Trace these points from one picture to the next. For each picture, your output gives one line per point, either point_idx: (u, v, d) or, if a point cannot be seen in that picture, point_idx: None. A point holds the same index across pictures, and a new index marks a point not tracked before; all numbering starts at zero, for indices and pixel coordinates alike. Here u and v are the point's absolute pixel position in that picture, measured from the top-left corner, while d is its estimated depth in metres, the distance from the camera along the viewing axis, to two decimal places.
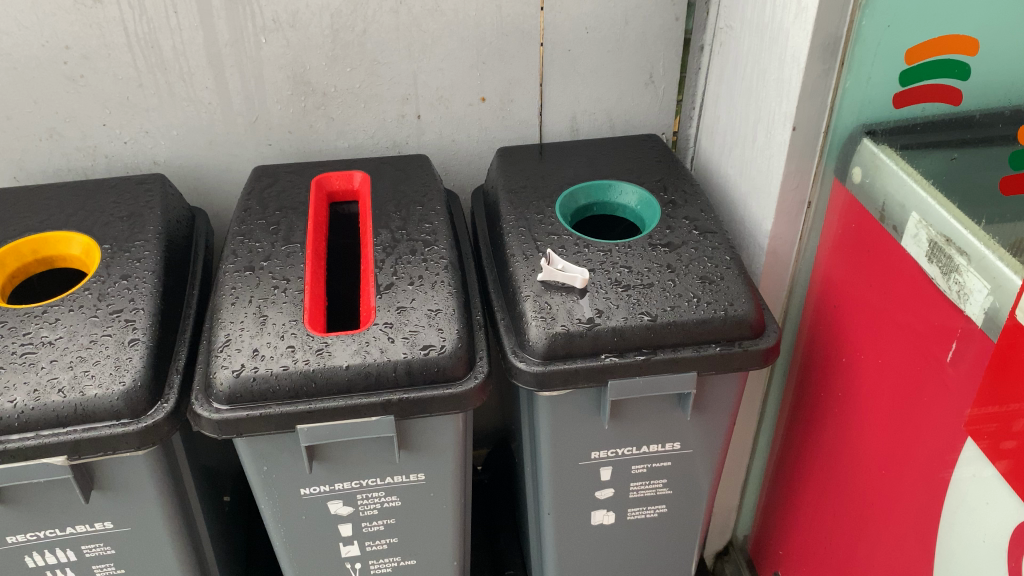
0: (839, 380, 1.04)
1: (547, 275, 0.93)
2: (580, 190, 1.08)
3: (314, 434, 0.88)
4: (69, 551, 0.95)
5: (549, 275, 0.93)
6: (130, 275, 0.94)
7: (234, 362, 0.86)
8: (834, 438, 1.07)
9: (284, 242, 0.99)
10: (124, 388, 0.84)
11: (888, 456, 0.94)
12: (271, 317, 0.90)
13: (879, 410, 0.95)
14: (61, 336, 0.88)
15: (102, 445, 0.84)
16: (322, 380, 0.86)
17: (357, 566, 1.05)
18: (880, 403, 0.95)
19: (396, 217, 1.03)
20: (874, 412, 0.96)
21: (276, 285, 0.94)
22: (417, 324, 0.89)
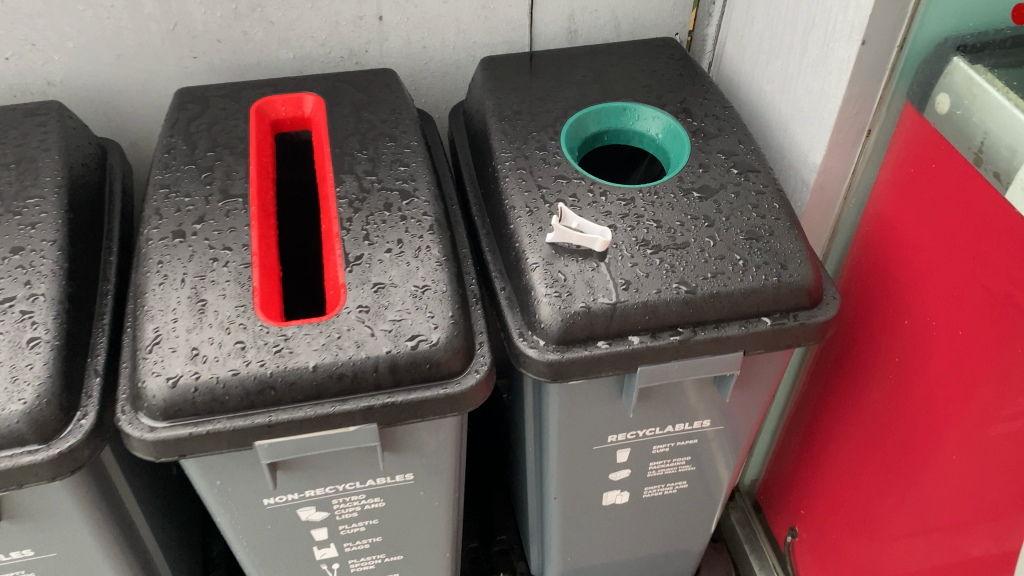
0: (890, 338, 0.89)
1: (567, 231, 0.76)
2: (590, 115, 0.88)
3: (276, 449, 0.70)
4: None
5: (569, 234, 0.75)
6: (23, 248, 0.73)
7: (168, 368, 0.67)
8: (879, 398, 0.93)
9: (221, 197, 0.78)
10: (25, 406, 0.65)
11: (955, 431, 0.81)
12: (212, 302, 0.71)
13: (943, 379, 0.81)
14: None
15: (3, 481, 0.65)
16: (284, 387, 0.68)
17: (334, 567, 0.90)
18: (949, 372, 0.80)
19: (361, 158, 0.82)
20: (938, 381, 0.82)
21: (215, 257, 0.73)
22: (401, 309, 0.71)
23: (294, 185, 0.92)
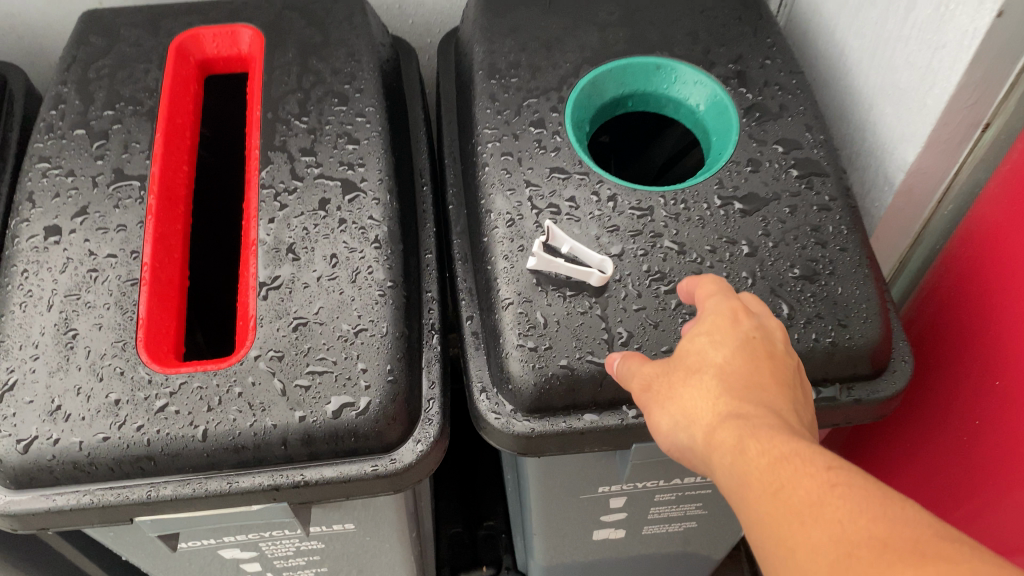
0: (934, 389, 0.70)
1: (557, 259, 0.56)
2: (611, 73, 0.67)
3: (162, 521, 0.56)
4: None
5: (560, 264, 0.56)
6: None
7: (19, 426, 0.53)
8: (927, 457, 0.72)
9: (112, 180, 0.60)
10: None
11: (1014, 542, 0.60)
12: (83, 335, 0.55)
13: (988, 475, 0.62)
14: None
15: None
16: (167, 459, 0.53)
17: None
18: (992, 462, 0.62)
19: (298, 129, 0.62)
20: (979, 468, 0.64)
21: (94, 268, 0.57)
22: (324, 358, 0.55)
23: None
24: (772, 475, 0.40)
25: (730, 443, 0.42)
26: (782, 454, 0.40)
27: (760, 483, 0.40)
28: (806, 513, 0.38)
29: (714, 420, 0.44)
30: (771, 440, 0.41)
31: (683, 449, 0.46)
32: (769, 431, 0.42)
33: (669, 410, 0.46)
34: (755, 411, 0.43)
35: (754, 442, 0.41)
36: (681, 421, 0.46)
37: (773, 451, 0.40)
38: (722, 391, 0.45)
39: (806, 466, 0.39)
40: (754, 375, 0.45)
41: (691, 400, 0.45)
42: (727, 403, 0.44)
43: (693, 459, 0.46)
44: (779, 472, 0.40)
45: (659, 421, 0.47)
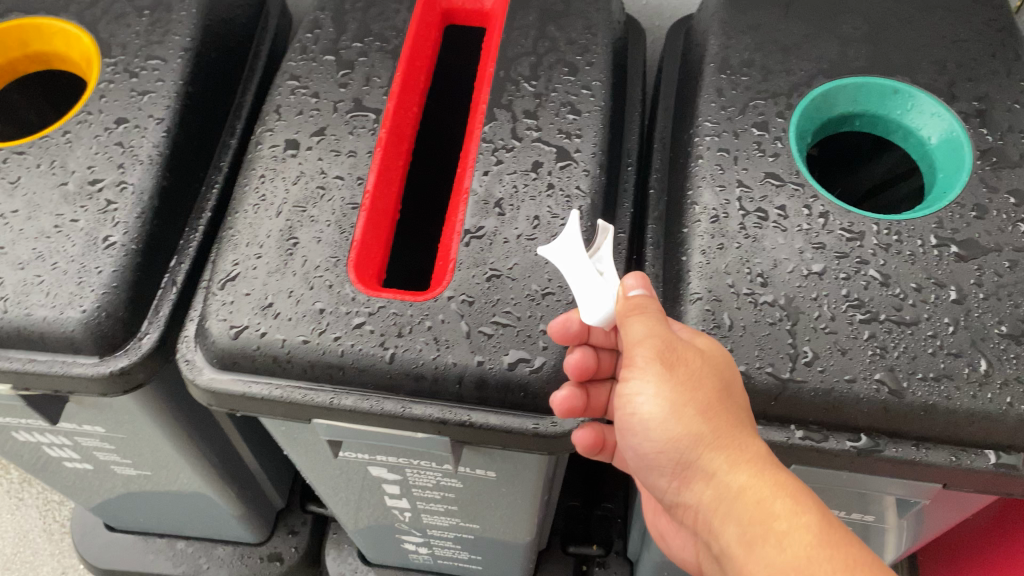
0: None
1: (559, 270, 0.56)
2: (845, 90, 0.66)
3: (335, 428, 0.60)
4: (61, 437, 0.77)
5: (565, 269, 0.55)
6: (128, 120, 0.64)
7: (235, 313, 0.58)
8: None
9: (351, 106, 0.64)
10: (82, 316, 0.59)
11: None
12: (302, 244, 0.60)
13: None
14: (19, 210, 0.62)
15: (53, 383, 0.60)
16: (354, 372, 0.57)
17: (407, 513, 0.83)
18: None
19: (525, 91, 0.64)
20: None
21: (322, 185, 0.61)
22: (510, 312, 0.57)
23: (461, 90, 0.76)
24: (791, 514, 0.50)
25: (751, 469, 0.51)
26: (788, 487, 0.50)
27: (776, 513, 0.50)
28: (818, 546, 0.48)
29: (722, 427, 0.52)
30: (784, 489, 0.50)
31: (663, 422, 0.53)
32: (776, 482, 0.51)
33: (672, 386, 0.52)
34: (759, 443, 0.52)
35: (761, 493, 0.51)
36: (679, 408, 0.52)
37: (779, 486, 0.50)
38: (731, 404, 0.52)
39: (808, 516, 0.50)
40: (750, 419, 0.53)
41: (694, 400, 0.52)
42: (730, 415, 0.52)
43: (669, 444, 0.54)
44: (784, 521, 0.49)
45: (655, 389, 0.53)
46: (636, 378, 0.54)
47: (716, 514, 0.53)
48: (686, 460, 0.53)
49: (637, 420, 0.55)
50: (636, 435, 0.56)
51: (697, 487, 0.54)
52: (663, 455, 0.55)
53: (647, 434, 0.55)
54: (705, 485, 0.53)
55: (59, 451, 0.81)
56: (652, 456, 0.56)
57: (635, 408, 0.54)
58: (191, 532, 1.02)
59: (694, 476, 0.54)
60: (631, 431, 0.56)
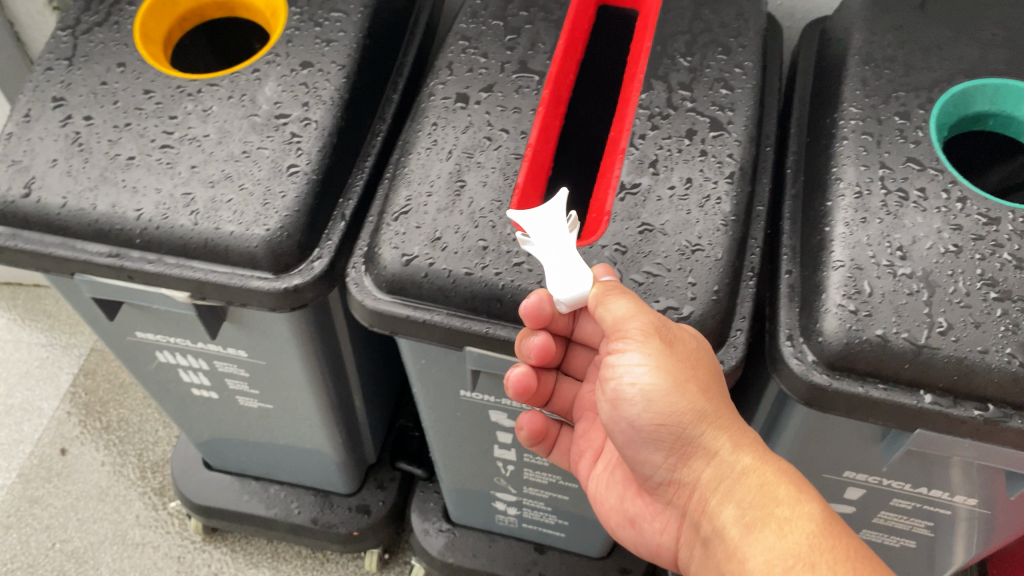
0: None
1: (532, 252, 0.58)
2: (982, 90, 0.69)
3: (483, 358, 0.65)
4: (200, 360, 0.82)
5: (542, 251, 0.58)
6: (312, 64, 0.70)
7: (406, 242, 0.63)
8: None
9: (518, 67, 0.69)
10: (265, 233, 0.64)
11: None
12: (469, 187, 0.64)
13: (610, 473, 0.73)
14: (211, 135, 0.67)
15: (230, 295, 0.66)
16: (511, 304, 0.62)
17: (509, 467, 0.88)
18: None
19: (681, 65, 0.69)
20: None
21: (489, 136, 0.66)
22: (660, 264, 0.60)
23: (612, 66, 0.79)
24: (794, 501, 0.54)
25: (751, 455, 0.56)
26: (793, 479, 0.56)
27: (780, 498, 0.55)
28: (823, 526, 0.53)
29: (724, 409, 0.57)
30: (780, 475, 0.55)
31: (663, 396, 0.56)
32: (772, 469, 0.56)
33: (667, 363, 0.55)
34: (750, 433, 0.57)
35: (760, 475, 0.56)
36: (682, 385, 0.56)
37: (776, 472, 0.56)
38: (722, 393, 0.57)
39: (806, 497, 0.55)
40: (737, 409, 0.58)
41: (695, 376, 0.56)
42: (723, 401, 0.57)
43: (670, 420, 0.57)
44: (783, 501, 0.54)
45: (649, 366, 0.56)
46: (626, 351, 0.56)
47: (716, 494, 0.57)
48: (687, 436, 0.57)
49: (636, 394, 0.57)
50: (630, 411, 0.58)
51: (696, 466, 0.58)
52: (655, 429, 0.58)
53: (645, 409, 0.57)
54: (707, 463, 0.57)
55: (192, 376, 0.86)
56: (645, 434, 0.59)
57: (634, 382, 0.57)
58: (285, 477, 1.07)
59: (695, 455, 0.58)
60: (624, 406, 0.59)
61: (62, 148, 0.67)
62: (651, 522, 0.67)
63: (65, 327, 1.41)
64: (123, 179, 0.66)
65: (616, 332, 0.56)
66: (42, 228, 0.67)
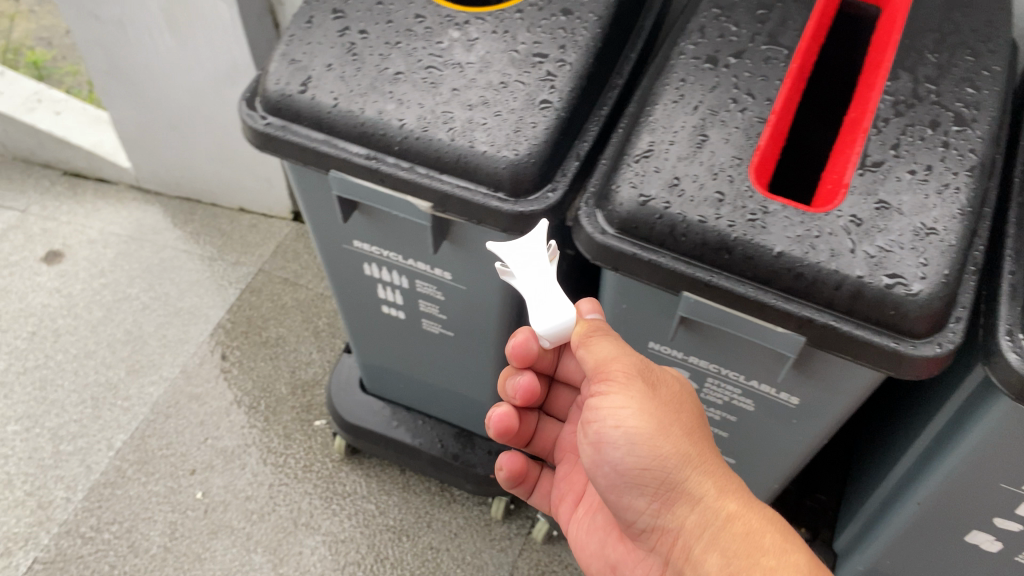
0: None
1: (515, 286, 0.61)
2: None
3: (696, 306, 0.67)
4: (403, 278, 0.89)
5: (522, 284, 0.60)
6: (572, 11, 0.75)
7: (645, 184, 0.66)
8: None
9: (767, 40, 0.72)
10: (513, 158, 0.68)
11: None
12: (711, 142, 0.67)
13: (588, 515, 0.81)
14: (473, 63, 0.72)
15: (468, 212, 0.71)
16: (739, 257, 0.63)
17: None
18: None
19: (929, 61, 0.71)
20: None
21: (734, 99, 0.69)
22: (893, 240, 0.62)
23: (850, 58, 0.81)
24: (779, 551, 0.57)
25: (736, 503, 0.59)
26: (774, 527, 0.59)
27: (765, 548, 0.57)
28: None
29: (704, 454, 0.61)
30: (761, 527, 0.59)
31: (647, 438, 0.59)
32: (755, 519, 0.59)
33: (645, 405, 0.60)
34: (731, 479, 0.61)
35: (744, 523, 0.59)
36: (665, 428, 0.59)
37: (758, 521, 0.59)
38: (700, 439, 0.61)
39: (788, 548, 0.58)
40: (717, 458, 0.62)
41: (676, 422, 0.60)
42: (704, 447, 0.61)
43: (654, 466, 0.59)
44: (767, 551, 0.57)
45: (631, 405, 0.59)
46: (608, 391, 0.60)
47: (700, 541, 0.60)
48: (668, 483, 0.60)
49: (619, 438, 0.60)
50: (613, 455, 0.61)
51: (680, 512, 0.60)
52: (636, 473, 0.60)
53: (628, 453, 0.60)
54: (691, 510, 0.60)
55: (389, 293, 0.93)
56: (628, 478, 0.61)
57: (618, 426, 0.60)
58: (436, 411, 1.13)
59: (677, 500, 0.60)
60: (606, 449, 0.61)
61: (337, 55, 0.73)
62: (633, 566, 0.72)
63: (236, 247, 1.52)
64: (390, 90, 0.71)
65: (601, 374, 0.61)
66: (310, 124, 0.73)
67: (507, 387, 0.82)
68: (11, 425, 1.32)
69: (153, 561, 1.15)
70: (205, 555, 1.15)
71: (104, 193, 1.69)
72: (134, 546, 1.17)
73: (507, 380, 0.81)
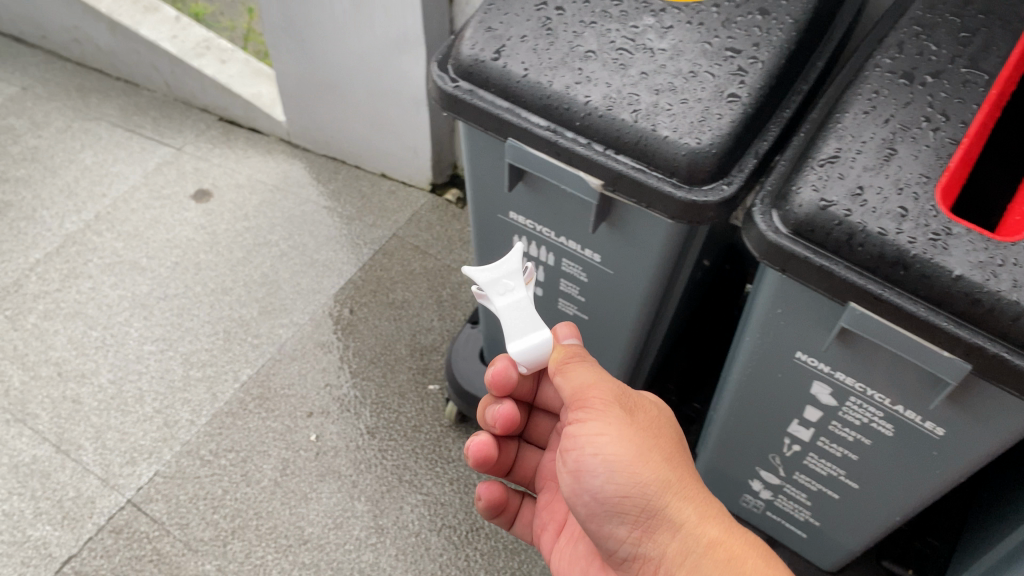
0: None
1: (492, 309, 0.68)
2: None
3: (859, 319, 0.67)
4: (549, 255, 0.89)
5: (500, 312, 0.67)
6: (768, 12, 0.75)
7: (827, 189, 0.66)
8: None
9: (968, 63, 0.71)
10: (695, 146, 0.68)
11: None
12: (899, 156, 0.66)
13: (570, 544, 0.84)
14: (665, 50, 0.73)
15: (639, 194, 0.71)
16: (915, 275, 0.63)
17: (794, 447, 0.90)
18: None
19: None
20: None
21: (927, 116, 0.68)
22: None
23: None
24: None
25: (717, 529, 0.62)
26: (754, 552, 0.62)
27: None
28: None
29: (684, 480, 0.64)
30: (742, 551, 0.61)
31: (627, 466, 0.63)
32: (736, 545, 0.62)
33: (622, 433, 0.64)
34: (710, 504, 0.64)
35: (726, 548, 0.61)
36: (644, 456, 0.63)
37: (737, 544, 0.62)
38: (675, 466, 0.65)
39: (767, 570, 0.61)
40: (696, 487, 0.65)
41: (654, 450, 0.64)
42: (681, 473, 0.65)
43: (635, 493, 0.62)
44: None
45: (610, 432, 0.64)
46: (590, 420, 0.65)
47: (682, 569, 0.62)
48: (649, 510, 0.63)
49: (598, 466, 0.63)
50: (593, 483, 0.64)
51: (661, 540, 0.63)
52: (617, 501, 0.64)
53: (609, 481, 0.63)
54: (672, 537, 0.62)
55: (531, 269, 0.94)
56: (608, 507, 0.64)
57: (597, 454, 0.63)
58: None
59: (659, 528, 0.63)
60: (584, 477, 0.65)
61: (532, 29, 0.76)
62: None
63: (373, 210, 1.58)
64: (580, 67, 0.73)
65: (581, 401, 0.65)
66: (496, 92, 0.75)
67: (487, 415, 0.87)
68: (149, 346, 1.41)
69: (263, 492, 1.21)
70: (311, 496, 1.20)
71: (256, 143, 1.78)
72: (248, 475, 1.23)
73: (487, 408, 0.87)
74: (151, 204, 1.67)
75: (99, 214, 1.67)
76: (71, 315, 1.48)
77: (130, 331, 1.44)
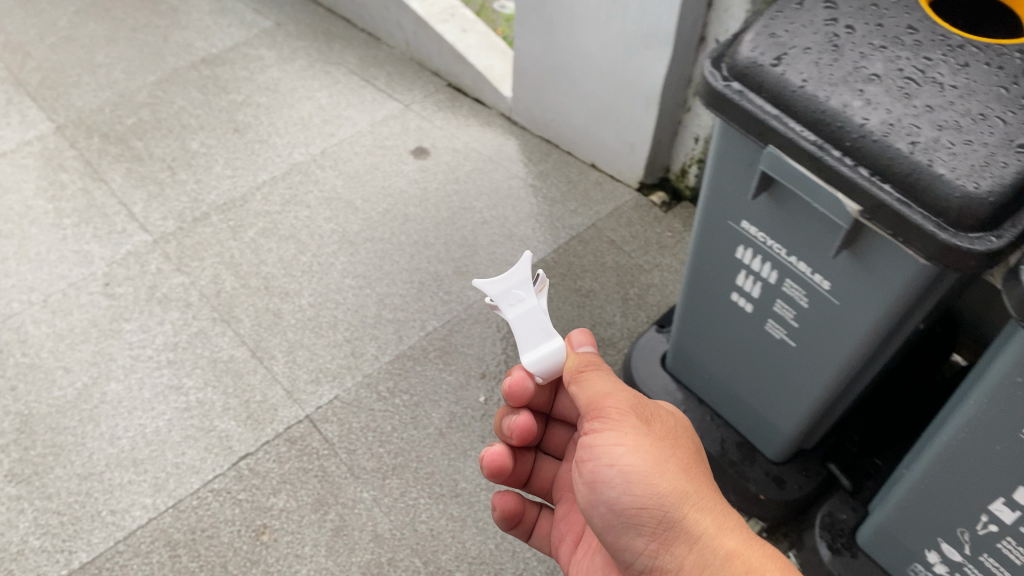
0: None
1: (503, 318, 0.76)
2: None
3: None
4: (771, 272, 0.88)
5: (512, 322, 0.76)
6: None
7: None
8: None
9: None
10: (971, 189, 0.65)
11: None
12: None
13: (585, 555, 0.87)
14: (956, 87, 0.70)
15: (897, 228, 0.69)
16: None
17: (990, 527, 0.84)
18: None
19: None
20: None
21: None
22: None
23: None
24: None
25: (735, 538, 0.66)
26: (775, 560, 0.65)
27: None
28: None
29: (700, 491, 0.69)
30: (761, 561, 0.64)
31: (643, 477, 0.68)
32: (756, 553, 0.65)
33: (638, 441, 0.70)
34: (728, 514, 0.68)
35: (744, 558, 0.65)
36: (661, 468, 0.69)
37: (755, 551, 0.65)
38: (692, 477, 0.70)
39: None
40: (716, 501, 0.70)
41: (671, 462, 0.70)
42: (699, 484, 0.70)
43: (652, 502, 0.68)
44: None
45: (625, 439, 0.70)
46: (607, 429, 0.71)
47: None
48: (666, 520, 0.68)
49: (616, 475, 0.69)
50: (611, 492, 0.70)
51: (678, 550, 0.67)
52: (634, 512, 0.69)
53: (626, 491, 0.69)
54: (690, 548, 0.67)
55: (746, 283, 0.93)
56: (626, 517, 0.70)
57: (614, 463, 0.69)
58: (727, 414, 1.12)
59: (676, 538, 0.67)
60: (604, 487, 0.71)
61: (817, 42, 0.75)
62: None
63: (577, 197, 1.59)
64: (861, 88, 0.71)
65: (599, 413, 0.72)
66: (768, 97, 0.75)
67: (504, 425, 0.91)
68: (349, 281, 1.49)
69: (427, 438, 1.26)
70: (470, 453, 1.24)
71: (477, 113, 1.84)
72: (416, 420, 1.28)
73: (503, 418, 0.91)
74: (373, 151, 1.77)
75: (325, 151, 1.79)
76: (286, 237, 1.60)
77: (335, 264, 1.53)
